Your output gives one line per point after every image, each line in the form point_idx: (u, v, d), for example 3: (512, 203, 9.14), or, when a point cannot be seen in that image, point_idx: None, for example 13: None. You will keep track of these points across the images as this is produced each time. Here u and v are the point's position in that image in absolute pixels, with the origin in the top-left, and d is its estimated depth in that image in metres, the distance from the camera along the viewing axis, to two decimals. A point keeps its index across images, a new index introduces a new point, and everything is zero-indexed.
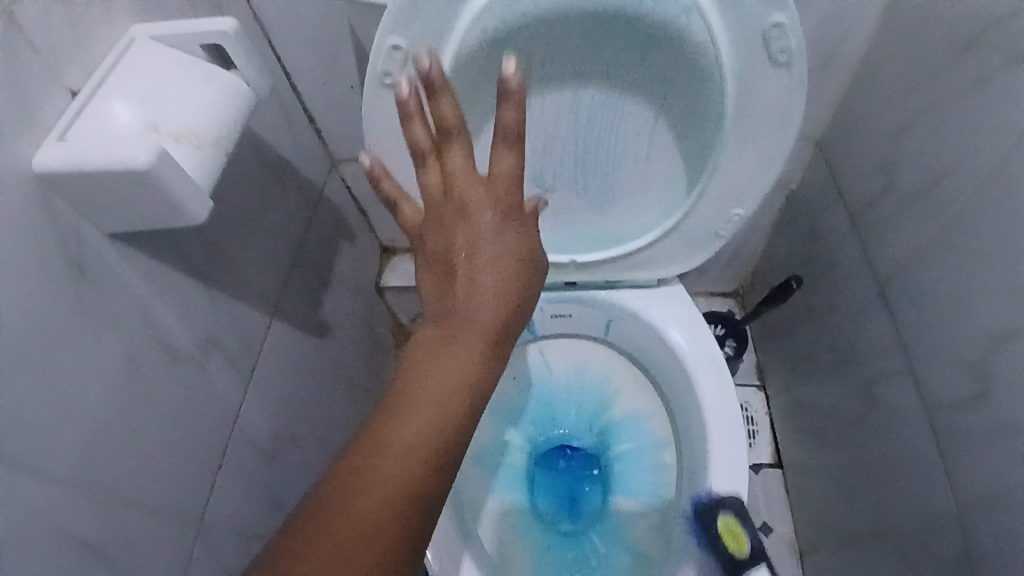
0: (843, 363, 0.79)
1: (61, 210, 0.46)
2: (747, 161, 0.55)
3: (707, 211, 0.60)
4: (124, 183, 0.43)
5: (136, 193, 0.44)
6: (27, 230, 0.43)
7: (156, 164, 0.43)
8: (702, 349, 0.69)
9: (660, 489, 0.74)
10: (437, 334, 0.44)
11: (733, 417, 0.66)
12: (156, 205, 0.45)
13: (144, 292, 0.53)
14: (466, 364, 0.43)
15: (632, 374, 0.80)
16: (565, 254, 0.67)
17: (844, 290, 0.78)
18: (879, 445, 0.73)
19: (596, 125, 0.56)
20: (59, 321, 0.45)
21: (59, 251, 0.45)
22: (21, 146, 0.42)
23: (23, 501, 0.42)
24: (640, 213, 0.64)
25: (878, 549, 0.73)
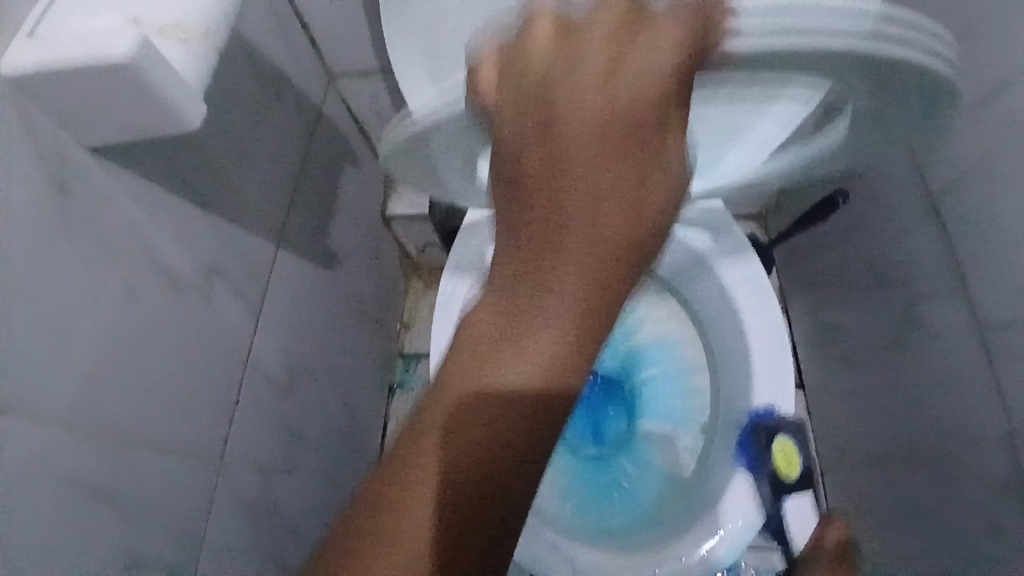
0: (882, 284, 0.75)
1: (39, 119, 0.39)
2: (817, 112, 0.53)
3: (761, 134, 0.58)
4: (109, 82, 0.37)
5: (126, 95, 0.38)
6: (5, 142, 0.37)
7: (142, 58, 0.36)
8: (740, 270, 0.67)
9: (690, 413, 0.72)
10: (521, 288, 0.36)
11: (777, 335, 0.64)
12: (150, 112, 0.39)
13: (139, 217, 0.47)
14: (532, 358, 0.35)
15: (658, 298, 0.76)
16: None
17: (887, 206, 0.73)
18: (919, 368, 0.70)
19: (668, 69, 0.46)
20: (48, 248, 0.40)
21: (42, 167, 0.39)
22: None
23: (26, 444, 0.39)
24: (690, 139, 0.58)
25: (912, 470, 0.72)
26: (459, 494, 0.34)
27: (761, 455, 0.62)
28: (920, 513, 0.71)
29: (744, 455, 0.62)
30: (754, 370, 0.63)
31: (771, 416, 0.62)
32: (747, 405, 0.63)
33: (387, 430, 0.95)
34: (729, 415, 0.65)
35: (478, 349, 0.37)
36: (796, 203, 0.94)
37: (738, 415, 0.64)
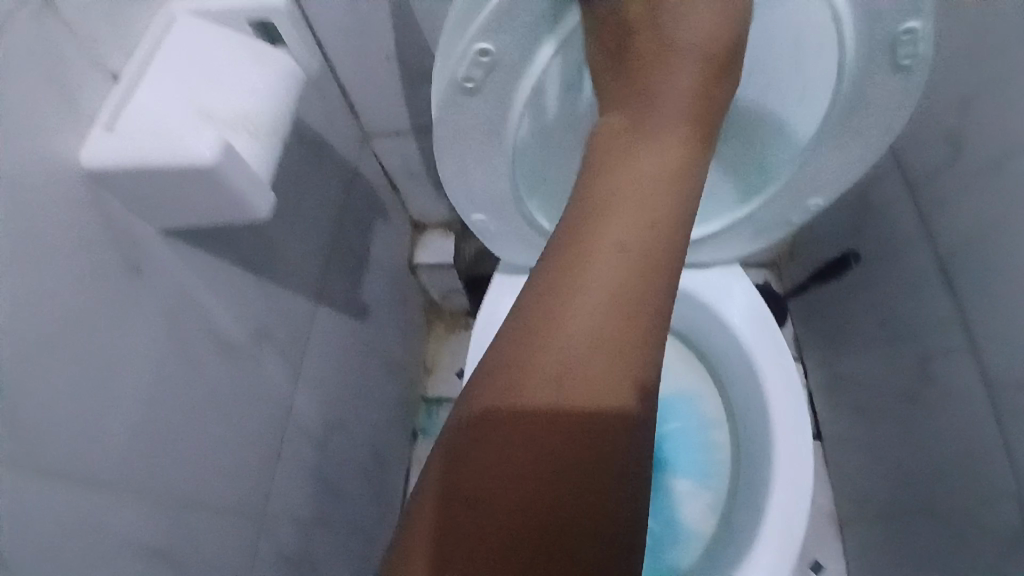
0: (895, 340, 0.78)
1: (116, 207, 0.43)
2: (831, 162, 0.53)
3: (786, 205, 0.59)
4: (188, 180, 0.40)
5: (202, 190, 0.41)
6: (83, 232, 0.40)
7: (222, 160, 0.39)
8: (760, 333, 0.68)
9: (711, 469, 0.74)
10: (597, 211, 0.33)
11: (794, 395, 0.66)
12: (221, 203, 0.42)
13: (199, 288, 0.51)
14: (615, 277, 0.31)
15: (680, 355, 0.79)
16: None
17: (898, 266, 0.76)
18: (930, 423, 0.72)
19: None
20: (115, 325, 0.43)
21: (114, 251, 0.43)
22: (69, 144, 0.39)
23: (89, 511, 0.41)
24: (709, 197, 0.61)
25: (926, 523, 0.73)
26: (524, 472, 0.29)
27: None
28: (934, 566, 0.72)
29: None
30: (774, 428, 0.65)
31: (791, 477, 0.63)
32: (772, 465, 0.64)
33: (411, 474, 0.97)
34: (753, 471, 0.67)
35: (533, 344, 0.30)
36: (808, 255, 0.97)
37: (761, 472, 0.65)
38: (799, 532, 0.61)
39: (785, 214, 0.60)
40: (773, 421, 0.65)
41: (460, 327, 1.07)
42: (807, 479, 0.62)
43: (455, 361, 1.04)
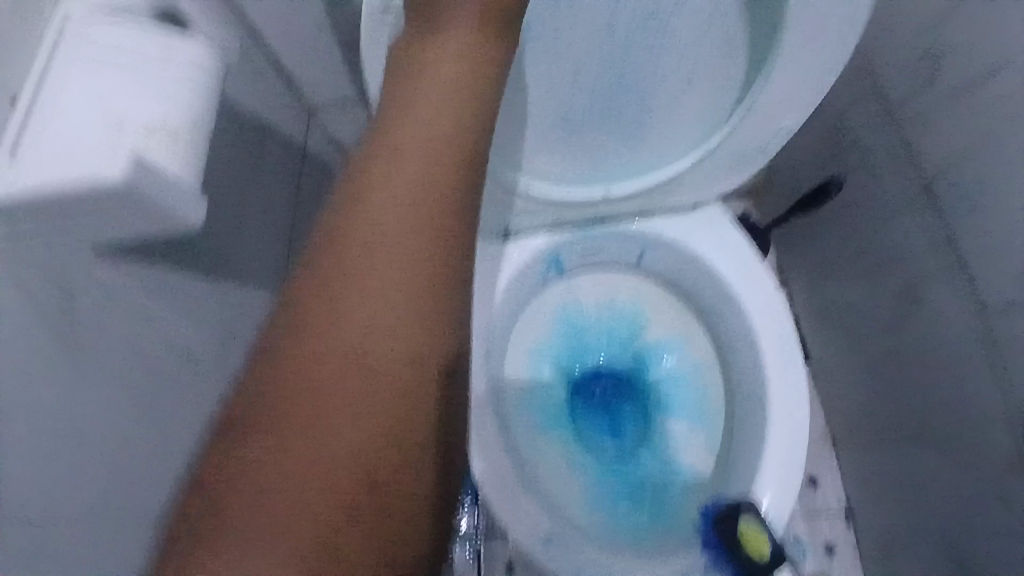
0: (878, 263, 0.77)
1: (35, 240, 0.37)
2: (803, 72, 0.47)
3: (755, 129, 0.53)
4: (107, 206, 0.37)
5: (127, 213, 0.38)
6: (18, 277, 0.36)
7: (136, 180, 0.36)
8: (749, 272, 0.63)
9: (705, 409, 0.74)
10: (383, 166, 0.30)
11: (784, 333, 0.61)
12: (151, 220, 0.40)
13: (144, 304, 0.47)
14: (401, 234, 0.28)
15: (665, 299, 0.77)
16: (599, 190, 0.59)
17: (876, 189, 0.74)
18: (919, 346, 0.72)
19: (634, 50, 0.46)
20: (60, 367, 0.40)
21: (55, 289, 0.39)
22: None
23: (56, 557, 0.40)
24: (680, 135, 0.56)
25: (921, 442, 0.74)
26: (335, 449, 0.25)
27: (728, 539, 0.59)
28: (930, 482, 0.74)
29: (711, 539, 0.60)
30: (765, 368, 0.61)
31: (784, 416, 0.59)
32: (763, 405, 0.60)
33: None
34: (749, 415, 0.63)
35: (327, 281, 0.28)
36: (785, 180, 0.94)
37: (754, 415, 0.62)
38: (796, 474, 0.58)
39: (758, 139, 0.54)
40: (763, 361, 0.61)
41: None
42: (802, 419, 0.59)
43: None
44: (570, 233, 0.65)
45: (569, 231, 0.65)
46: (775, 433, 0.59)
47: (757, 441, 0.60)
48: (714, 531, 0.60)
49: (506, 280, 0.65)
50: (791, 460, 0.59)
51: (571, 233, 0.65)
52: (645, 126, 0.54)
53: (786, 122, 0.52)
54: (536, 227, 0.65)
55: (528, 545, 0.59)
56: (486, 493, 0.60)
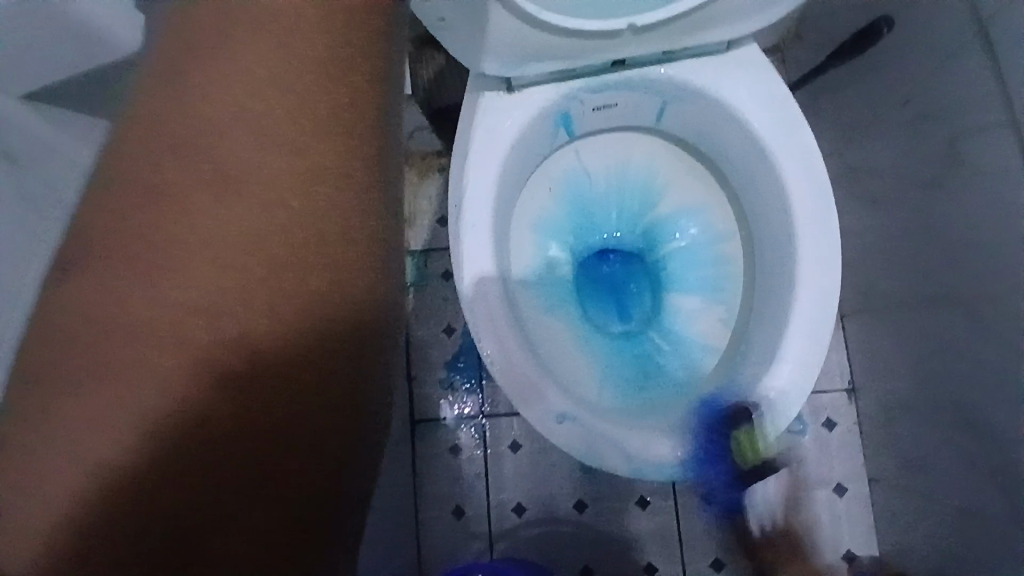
0: (918, 119, 0.70)
1: None
2: None
3: None
4: None
5: None
6: None
7: None
8: (785, 122, 0.57)
9: (721, 282, 0.70)
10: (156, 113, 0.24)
11: (821, 190, 0.57)
12: None
13: None
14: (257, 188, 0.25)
15: (682, 165, 0.71)
16: (619, 18, 0.48)
17: (924, 33, 0.66)
18: (953, 208, 0.67)
19: None
20: None
21: None
22: None
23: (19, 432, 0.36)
24: None
25: (938, 311, 0.72)
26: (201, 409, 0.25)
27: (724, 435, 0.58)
28: (944, 351, 0.72)
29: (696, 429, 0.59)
30: (798, 228, 0.57)
31: (816, 278, 0.56)
32: (793, 269, 0.57)
33: (409, 329, 0.94)
34: (775, 281, 0.60)
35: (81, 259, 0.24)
36: (820, 32, 0.84)
37: (783, 280, 0.58)
38: (826, 335, 0.55)
39: None
40: (797, 222, 0.57)
41: (430, 168, 0.97)
42: (834, 280, 0.56)
43: (432, 205, 0.97)
44: (584, 87, 0.58)
45: (582, 83, 0.57)
46: (806, 297, 0.56)
47: (785, 307, 0.57)
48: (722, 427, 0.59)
49: (512, 142, 0.58)
50: (822, 322, 0.56)
51: (586, 85, 0.58)
52: None
53: None
54: (546, 78, 0.57)
55: (539, 418, 0.56)
56: (493, 368, 0.56)
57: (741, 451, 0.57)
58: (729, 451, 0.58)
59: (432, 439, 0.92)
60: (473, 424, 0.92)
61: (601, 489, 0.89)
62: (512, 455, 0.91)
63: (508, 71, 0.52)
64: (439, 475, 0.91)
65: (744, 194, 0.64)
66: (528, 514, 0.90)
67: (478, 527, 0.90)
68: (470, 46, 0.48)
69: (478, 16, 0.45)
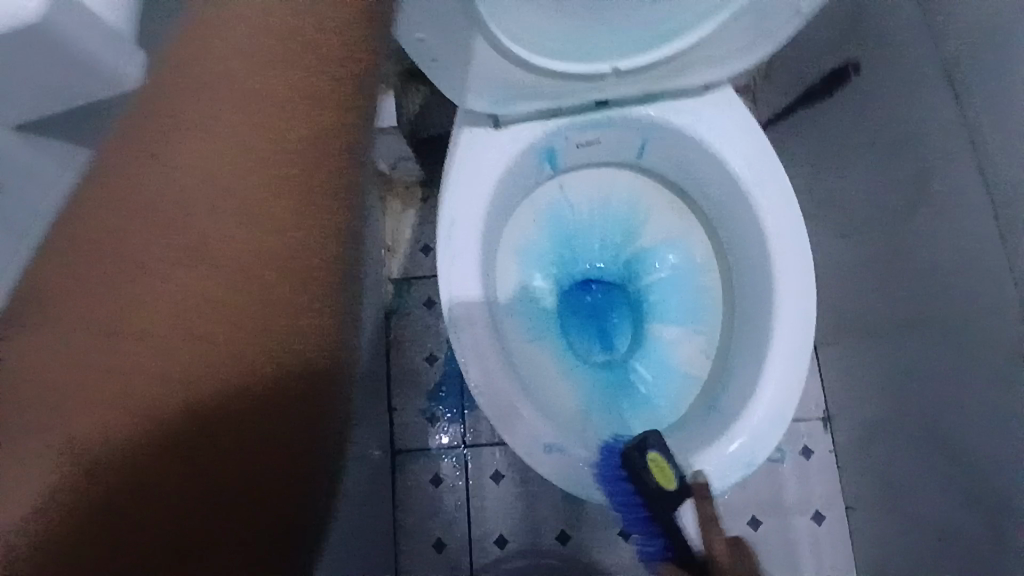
0: (884, 157, 0.74)
1: None
2: None
3: None
4: None
5: None
6: None
7: None
8: (760, 160, 0.60)
9: (702, 312, 0.71)
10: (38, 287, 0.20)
11: (795, 226, 0.59)
12: None
13: None
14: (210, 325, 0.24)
15: (663, 198, 0.73)
16: (602, 62, 0.51)
17: (887, 76, 0.70)
18: (921, 239, 0.70)
19: None
20: None
21: None
22: None
23: None
24: None
25: (910, 339, 0.74)
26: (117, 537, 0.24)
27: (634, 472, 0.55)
28: (915, 378, 0.74)
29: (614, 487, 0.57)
30: (774, 262, 0.59)
31: (792, 310, 0.58)
32: (770, 301, 0.59)
33: (391, 358, 0.94)
34: (753, 313, 0.62)
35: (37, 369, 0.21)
36: (791, 71, 0.88)
37: (760, 312, 0.60)
38: (802, 367, 0.57)
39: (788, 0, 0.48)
40: (773, 257, 0.59)
41: (414, 198, 0.98)
42: (809, 313, 0.58)
43: (416, 234, 0.98)
44: (569, 123, 0.60)
45: (567, 119, 0.59)
46: (782, 329, 0.58)
47: (764, 337, 0.59)
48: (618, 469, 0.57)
49: (499, 175, 0.60)
50: (799, 353, 0.58)
51: (570, 122, 0.60)
52: None
53: None
54: (533, 114, 0.59)
55: (527, 448, 0.56)
56: (480, 399, 0.56)
57: (654, 478, 0.54)
58: (643, 484, 0.54)
59: (414, 470, 0.91)
60: (456, 454, 0.92)
61: (585, 519, 0.89)
62: (495, 485, 0.91)
63: (496, 109, 0.54)
64: (421, 506, 0.90)
65: (722, 227, 0.66)
66: (511, 546, 0.89)
67: (461, 560, 0.88)
68: (461, 86, 0.50)
69: (470, 58, 0.47)
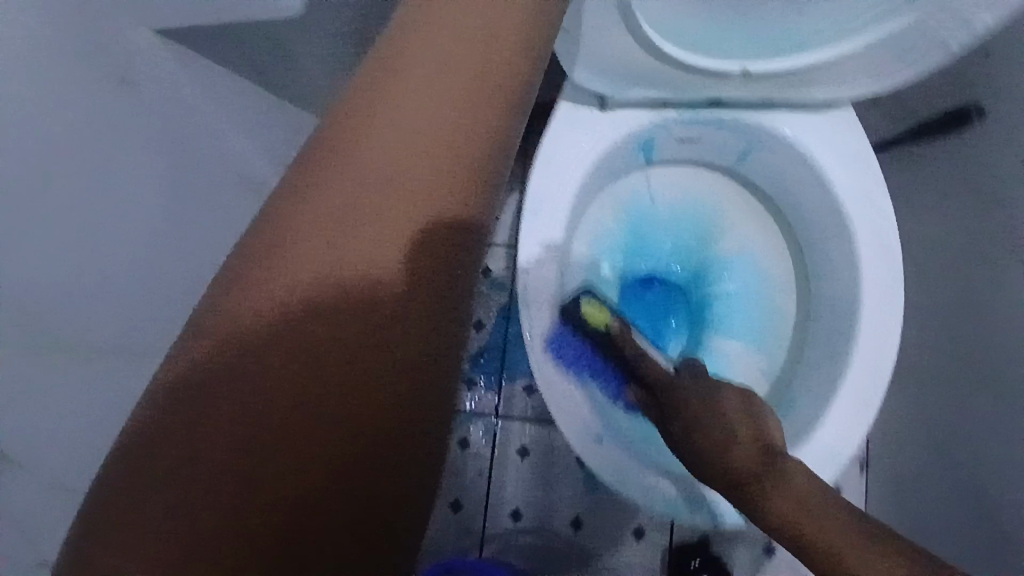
0: (980, 204, 0.69)
1: None
2: None
3: (945, 20, 0.44)
4: None
5: None
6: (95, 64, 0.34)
7: None
8: (866, 187, 0.58)
9: (768, 332, 0.70)
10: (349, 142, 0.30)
11: (891, 263, 0.57)
12: None
13: None
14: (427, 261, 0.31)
15: (748, 208, 0.71)
16: (728, 60, 0.50)
17: (1003, 125, 0.65)
18: (1002, 307, 0.66)
19: None
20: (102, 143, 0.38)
21: None
22: None
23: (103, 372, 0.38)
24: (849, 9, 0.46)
25: (971, 404, 0.71)
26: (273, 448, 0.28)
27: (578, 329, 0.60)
28: (967, 446, 0.71)
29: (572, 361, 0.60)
30: (863, 297, 0.57)
31: (870, 346, 0.56)
32: (849, 334, 0.58)
33: None
34: (831, 342, 0.60)
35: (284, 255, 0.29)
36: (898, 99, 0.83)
37: (839, 344, 0.59)
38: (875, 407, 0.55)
39: (939, 33, 0.45)
40: (864, 290, 0.57)
41: None
42: (890, 354, 0.56)
43: None
44: (676, 118, 0.59)
45: (675, 113, 0.58)
46: (859, 365, 0.56)
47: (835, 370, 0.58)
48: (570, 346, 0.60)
49: (594, 159, 0.59)
50: (870, 391, 0.56)
51: (678, 116, 0.58)
52: None
53: (982, 20, 0.44)
54: (643, 104, 0.58)
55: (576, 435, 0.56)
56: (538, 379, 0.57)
57: (593, 320, 0.60)
58: (588, 331, 0.60)
59: None
60: (486, 422, 0.93)
61: (600, 509, 0.90)
62: (518, 460, 0.92)
63: (607, 91, 0.53)
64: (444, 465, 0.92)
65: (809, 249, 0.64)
66: (524, 521, 0.90)
67: (474, 524, 0.90)
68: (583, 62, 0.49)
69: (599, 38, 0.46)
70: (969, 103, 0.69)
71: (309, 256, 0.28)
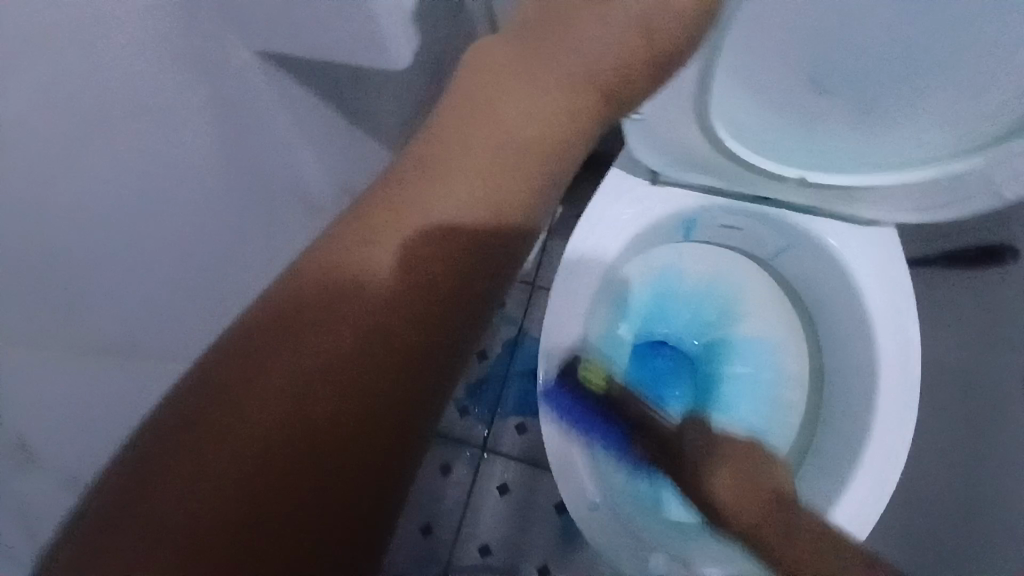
0: (997, 341, 0.70)
1: None
2: None
3: (1003, 173, 0.45)
4: None
5: None
6: None
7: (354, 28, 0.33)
8: (900, 308, 0.58)
9: (773, 424, 0.69)
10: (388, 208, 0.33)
11: (908, 383, 0.57)
12: None
13: None
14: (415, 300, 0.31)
15: (772, 299, 0.71)
16: (789, 166, 0.52)
17: None
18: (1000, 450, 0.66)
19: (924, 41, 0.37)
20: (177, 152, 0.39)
21: None
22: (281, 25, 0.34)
23: None
24: (914, 143, 0.47)
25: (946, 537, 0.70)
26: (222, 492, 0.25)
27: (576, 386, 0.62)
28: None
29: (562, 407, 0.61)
30: (877, 406, 0.57)
31: (879, 460, 0.56)
32: (860, 444, 0.58)
33: None
34: (838, 444, 0.60)
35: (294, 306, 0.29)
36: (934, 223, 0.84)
37: (847, 448, 0.59)
38: (875, 508, 0.55)
39: (996, 184, 0.46)
40: (879, 401, 0.57)
41: None
42: (898, 465, 0.56)
43: None
44: (724, 205, 0.60)
45: (722, 202, 0.60)
46: (863, 474, 0.57)
47: (842, 478, 0.57)
48: (564, 398, 0.61)
49: (639, 227, 0.60)
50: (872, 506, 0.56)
51: (725, 206, 0.60)
52: (885, 120, 0.45)
53: None
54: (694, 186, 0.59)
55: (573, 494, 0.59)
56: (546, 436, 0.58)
57: (590, 380, 0.62)
58: (585, 394, 0.62)
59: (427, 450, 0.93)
60: (472, 452, 0.93)
61: (570, 561, 0.88)
62: (496, 495, 0.91)
63: (668, 170, 0.55)
64: (424, 485, 0.92)
65: (830, 352, 0.65)
66: (491, 558, 0.90)
67: (441, 552, 0.90)
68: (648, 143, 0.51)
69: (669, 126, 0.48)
70: (1004, 242, 0.71)
71: (358, 290, 0.30)
